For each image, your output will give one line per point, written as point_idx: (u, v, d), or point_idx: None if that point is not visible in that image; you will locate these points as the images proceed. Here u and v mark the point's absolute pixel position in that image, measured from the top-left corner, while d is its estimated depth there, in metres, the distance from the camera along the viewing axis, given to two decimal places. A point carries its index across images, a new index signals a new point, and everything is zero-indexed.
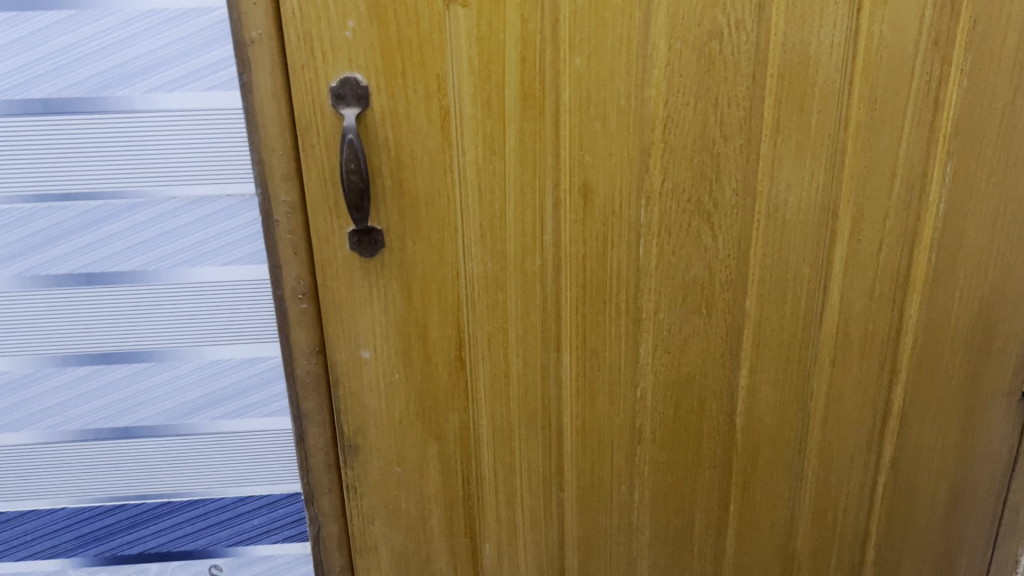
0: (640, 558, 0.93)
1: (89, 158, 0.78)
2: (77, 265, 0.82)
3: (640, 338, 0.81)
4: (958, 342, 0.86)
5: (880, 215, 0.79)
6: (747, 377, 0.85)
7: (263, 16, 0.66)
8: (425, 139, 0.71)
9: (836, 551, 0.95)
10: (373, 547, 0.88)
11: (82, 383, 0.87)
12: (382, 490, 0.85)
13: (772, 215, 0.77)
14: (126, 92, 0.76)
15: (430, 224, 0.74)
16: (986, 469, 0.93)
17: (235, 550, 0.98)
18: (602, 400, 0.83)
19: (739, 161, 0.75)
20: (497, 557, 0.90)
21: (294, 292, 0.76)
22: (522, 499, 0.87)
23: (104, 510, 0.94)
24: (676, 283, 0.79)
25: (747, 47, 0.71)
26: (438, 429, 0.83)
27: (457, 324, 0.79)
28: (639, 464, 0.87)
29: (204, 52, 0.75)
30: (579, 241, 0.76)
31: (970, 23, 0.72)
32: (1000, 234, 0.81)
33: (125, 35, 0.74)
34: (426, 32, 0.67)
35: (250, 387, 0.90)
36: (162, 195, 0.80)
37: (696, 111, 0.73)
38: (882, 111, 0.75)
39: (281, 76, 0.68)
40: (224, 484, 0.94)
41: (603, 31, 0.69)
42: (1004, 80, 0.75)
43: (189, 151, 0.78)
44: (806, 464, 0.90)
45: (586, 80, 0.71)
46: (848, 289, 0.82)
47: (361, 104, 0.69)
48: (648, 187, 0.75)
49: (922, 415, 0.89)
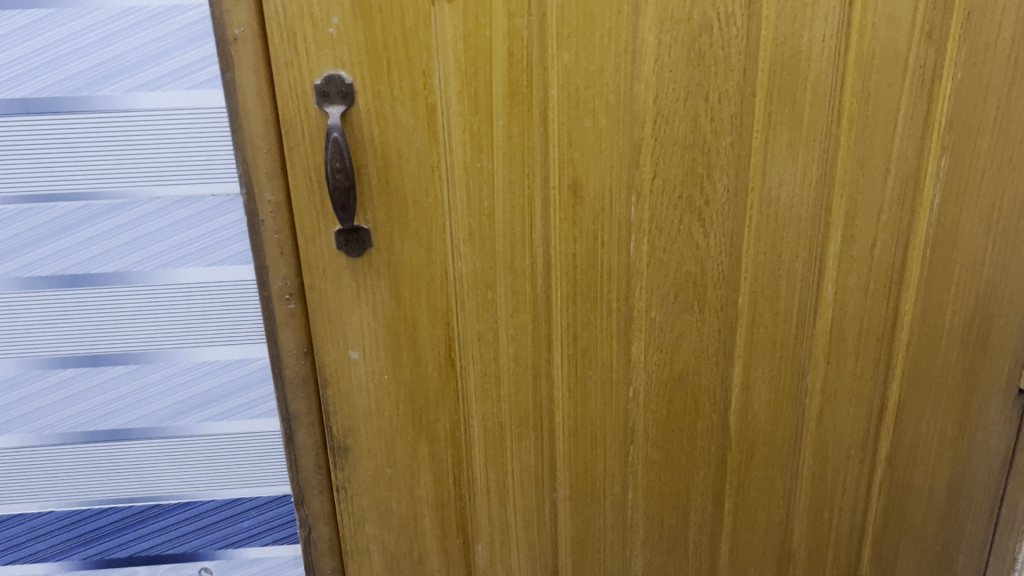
0: (635, 558, 0.92)
1: (74, 157, 0.77)
2: (63, 267, 0.81)
3: (632, 337, 0.80)
4: (954, 337, 0.84)
5: (874, 209, 0.77)
6: (741, 375, 0.84)
7: (245, 13, 0.66)
8: (412, 137, 0.70)
9: (834, 548, 0.94)
10: (364, 549, 0.88)
11: (68, 385, 0.86)
12: (372, 491, 0.85)
13: (765, 211, 0.76)
14: (108, 92, 0.75)
15: (417, 222, 0.73)
16: (983, 466, 0.91)
17: (225, 552, 0.98)
18: (595, 399, 0.83)
19: (730, 157, 0.74)
20: (490, 558, 0.90)
21: (281, 292, 0.75)
22: (515, 499, 0.87)
23: (93, 513, 0.93)
24: (668, 280, 0.78)
25: (738, 41, 0.70)
26: (429, 430, 0.82)
27: (446, 325, 0.78)
28: (632, 464, 0.87)
29: (186, 50, 0.74)
30: (570, 239, 0.75)
31: (963, 16, 0.71)
32: (997, 229, 0.80)
33: (106, 33, 0.73)
34: (412, 28, 0.67)
35: (237, 389, 0.89)
36: (145, 196, 0.79)
37: (687, 107, 0.72)
38: (874, 106, 0.73)
39: (265, 74, 0.68)
40: (213, 487, 0.94)
41: (591, 27, 0.68)
42: (997, 72, 0.74)
43: (172, 149, 0.77)
44: (802, 462, 0.89)
45: (575, 76, 0.70)
46: (842, 286, 0.80)
47: (346, 102, 0.68)
48: (638, 183, 0.74)
49: (919, 411, 0.87)
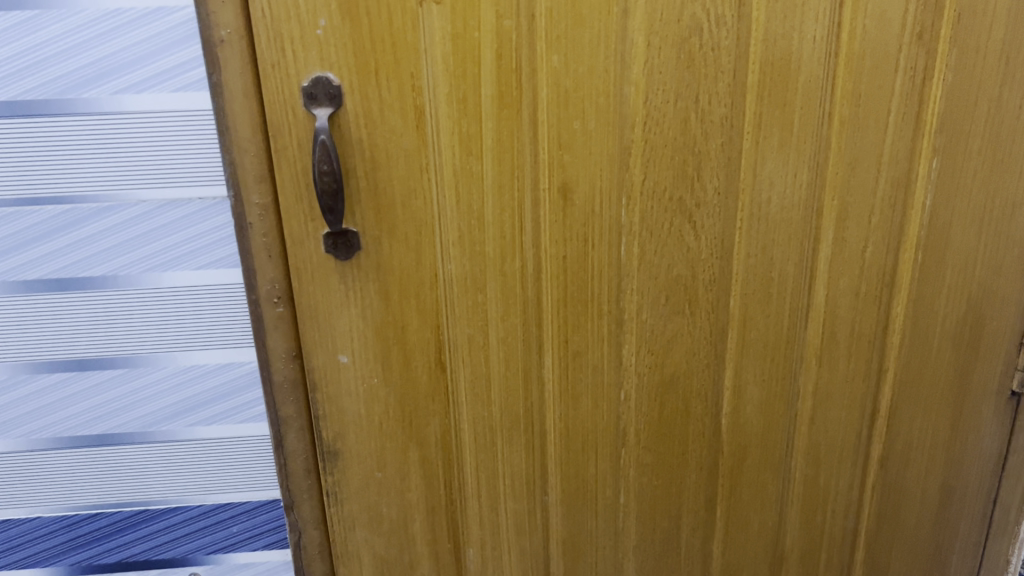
0: (627, 562, 0.91)
1: (60, 160, 0.77)
2: (48, 271, 0.80)
3: (623, 340, 0.80)
4: (946, 340, 0.83)
5: (865, 211, 0.77)
6: (733, 378, 0.83)
7: (233, 15, 0.65)
8: (400, 139, 0.70)
9: (826, 551, 0.94)
10: (354, 554, 0.87)
11: (56, 388, 0.86)
12: (362, 496, 0.84)
13: (756, 214, 0.76)
14: (93, 94, 0.75)
15: (406, 225, 0.73)
16: (975, 468, 0.90)
17: (215, 557, 0.98)
18: (586, 402, 0.82)
19: (721, 159, 0.73)
20: (481, 562, 0.89)
21: (269, 296, 0.75)
22: (506, 503, 0.86)
23: (81, 518, 0.93)
24: (659, 283, 0.78)
25: (727, 42, 0.69)
26: (419, 434, 0.82)
27: (436, 328, 0.78)
28: (623, 467, 0.86)
29: (172, 52, 0.74)
30: (560, 241, 0.75)
31: (954, 16, 0.70)
32: (989, 231, 0.79)
33: (90, 35, 0.72)
34: (399, 29, 0.66)
35: (225, 393, 0.88)
36: (131, 199, 0.78)
37: (677, 108, 0.71)
38: (865, 107, 0.72)
39: (252, 77, 0.67)
40: (202, 491, 0.93)
41: (580, 28, 0.68)
42: (989, 73, 0.73)
43: (158, 152, 0.77)
44: (794, 465, 0.88)
45: (564, 77, 0.69)
46: (833, 289, 0.80)
47: (333, 104, 0.68)
48: (629, 185, 0.74)
49: (912, 414, 0.86)
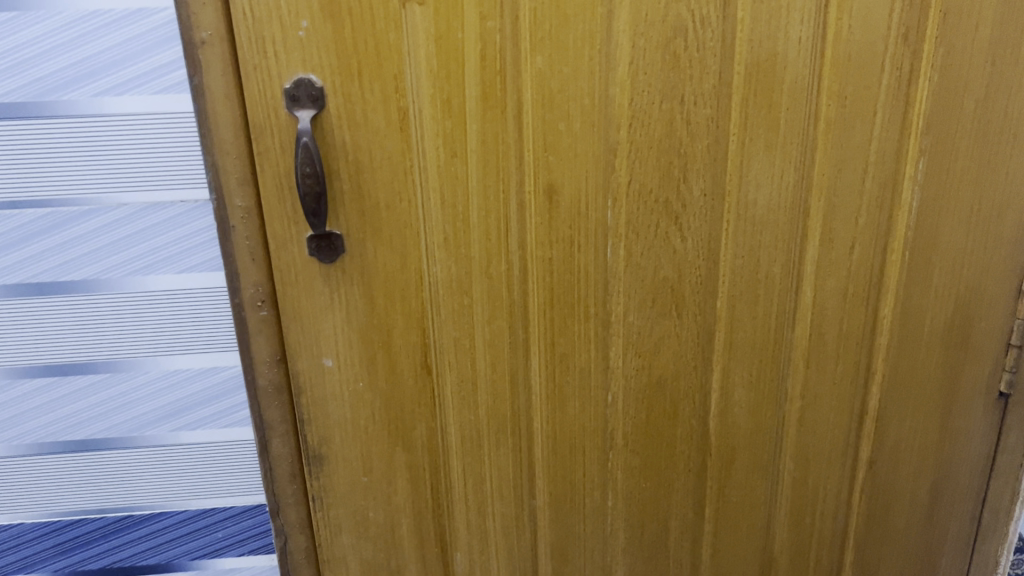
0: (615, 565, 0.91)
1: (41, 165, 0.76)
2: (31, 276, 0.80)
3: (610, 342, 0.80)
4: (934, 341, 0.83)
5: (851, 213, 0.76)
6: (720, 380, 0.82)
7: (214, 16, 0.65)
8: (384, 141, 0.70)
9: (815, 553, 0.93)
10: (341, 558, 0.87)
11: (41, 394, 0.85)
12: (348, 500, 0.84)
13: (742, 215, 0.75)
14: (74, 96, 0.74)
15: (391, 227, 0.73)
16: (964, 469, 0.90)
17: (200, 562, 0.98)
18: (574, 405, 0.82)
19: (707, 160, 0.73)
20: (468, 566, 0.89)
21: (253, 299, 0.75)
22: (493, 507, 0.86)
23: (65, 524, 0.93)
24: (646, 285, 0.77)
25: (713, 43, 0.69)
26: (405, 438, 0.82)
27: (422, 331, 0.78)
28: (611, 470, 0.86)
29: (154, 54, 0.73)
30: (546, 243, 0.75)
31: (940, 16, 0.69)
32: (977, 232, 0.79)
33: (72, 37, 0.71)
34: (382, 30, 0.66)
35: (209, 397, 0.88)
36: (113, 202, 0.78)
37: (662, 110, 0.71)
38: (852, 108, 0.72)
39: (233, 78, 0.67)
40: (186, 496, 0.93)
41: (564, 29, 0.67)
42: (975, 74, 0.72)
43: (140, 155, 0.76)
44: (782, 467, 0.88)
45: (549, 79, 0.69)
46: (821, 291, 0.79)
47: (316, 106, 0.67)
48: (615, 188, 0.73)
49: (900, 415, 0.86)
